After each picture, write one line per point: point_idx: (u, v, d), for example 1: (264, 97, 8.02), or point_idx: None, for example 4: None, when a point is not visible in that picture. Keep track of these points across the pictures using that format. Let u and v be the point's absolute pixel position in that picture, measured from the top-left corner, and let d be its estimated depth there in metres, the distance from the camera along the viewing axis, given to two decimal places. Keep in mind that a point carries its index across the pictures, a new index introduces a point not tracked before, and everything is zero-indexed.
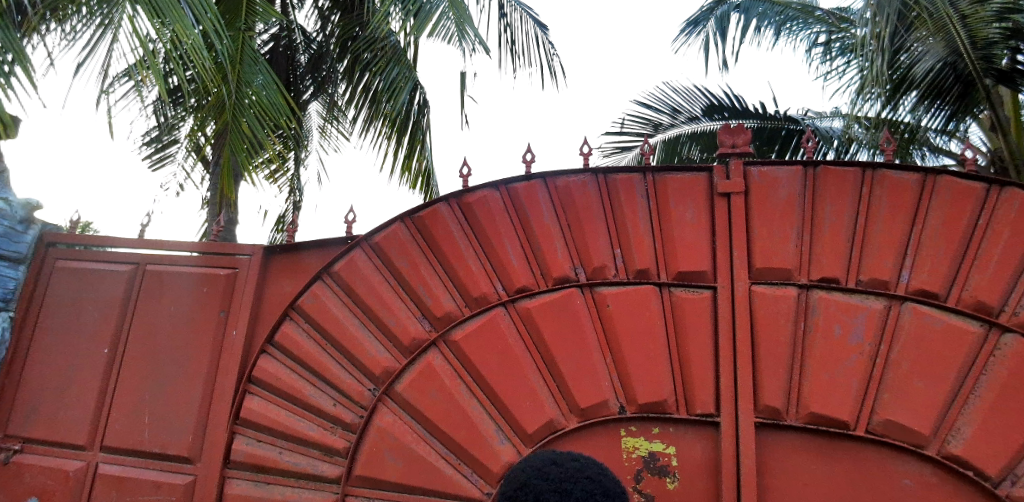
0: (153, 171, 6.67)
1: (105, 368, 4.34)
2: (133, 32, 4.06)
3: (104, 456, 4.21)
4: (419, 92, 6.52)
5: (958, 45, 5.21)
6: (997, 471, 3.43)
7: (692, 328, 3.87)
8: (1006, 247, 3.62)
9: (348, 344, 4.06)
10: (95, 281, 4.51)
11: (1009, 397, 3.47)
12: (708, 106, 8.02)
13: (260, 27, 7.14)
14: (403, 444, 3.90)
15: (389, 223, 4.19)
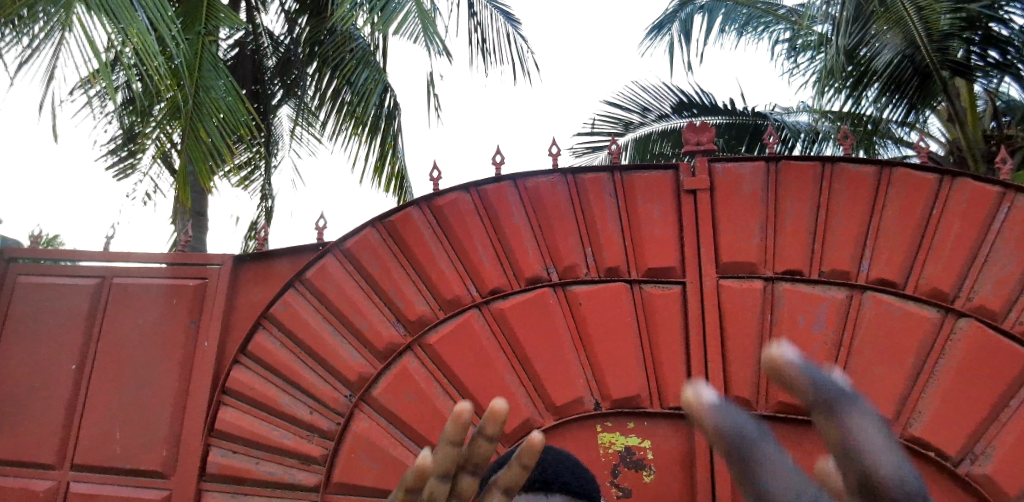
0: (118, 181, 6.63)
1: (73, 384, 4.29)
2: (87, 39, 4.02)
3: (74, 474, 4.16)
4: (390, 94, 6.52)
5: (915, 36, 5.35)
6: (956, 452, 3.54)
7: (661, 323, 3.93)
8: (958, 235, 3.74)
9: (321, 351, 4.06)
10: (60, 296, 4.45)
11: (966, 380, 3.59)
12: (678, 103, 8.18)
13: (226, 32, 7.11)
14: (379, 448, 3.91)
15: (360, 228, 4.19)
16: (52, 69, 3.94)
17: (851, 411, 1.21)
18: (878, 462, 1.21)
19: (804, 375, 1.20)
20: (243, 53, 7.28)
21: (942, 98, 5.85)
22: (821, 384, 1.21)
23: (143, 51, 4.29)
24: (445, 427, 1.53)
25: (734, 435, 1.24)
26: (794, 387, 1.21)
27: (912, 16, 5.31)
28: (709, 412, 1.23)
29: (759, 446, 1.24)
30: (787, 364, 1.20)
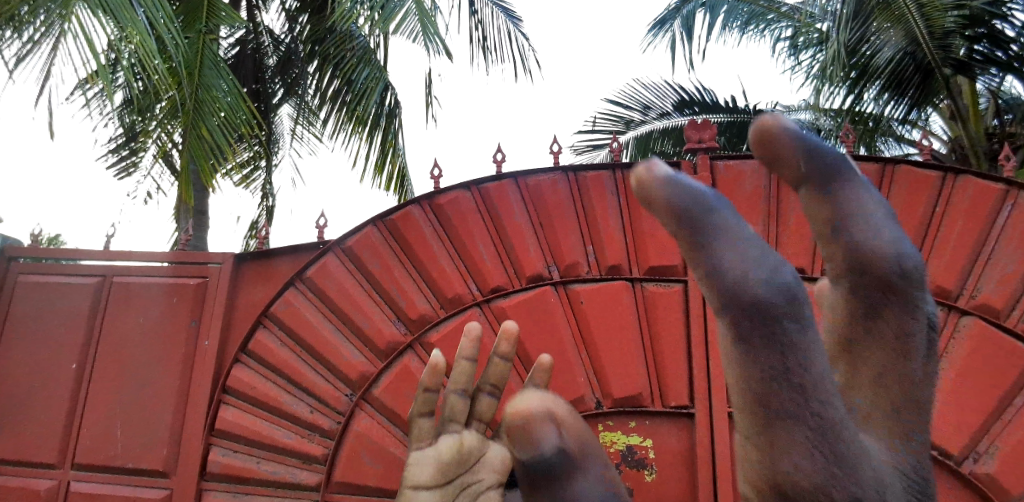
0: (119, 180, 6.62)
1: (74, 384, 4.28)
2: (86, 39, 4.02)
3: (75, 473, 4.15)
4: (391, 92, 6.50)
5: (917, 34, 5.34)
6: (959, 450, 3.53)
7: (663, 321, 3.92)
8: (961, 233, 3.73)
9: (322, 349, 4.05)
10: (61, 295, 4.44)
11: (969, 378, 3.58)
12: (679, 101, 8.19)
13: (227, 31, 7.11)
14: (380, 447, 3.90)
15: (360, 227, 4.19)
16: (51, 68, 3.94)
17: (843, 181, 1.41)
18: (876, 228, 1.40)
19: (800, 140, 1.39)
20: (243, 52, 7.29)
21: (944, 96, 5.83)
22: (813, 153, 1.39)
23: (143, 50, 4.29)
24: (462, 344, 2.10)
25: (691, 206, 1.34)
26: (789, 155, 1.40)
27: (913, 13, 5.30)
28: (673, 186, 1.34)
29: (718, 215, 1.34)
30: (786, 129, 1.39)
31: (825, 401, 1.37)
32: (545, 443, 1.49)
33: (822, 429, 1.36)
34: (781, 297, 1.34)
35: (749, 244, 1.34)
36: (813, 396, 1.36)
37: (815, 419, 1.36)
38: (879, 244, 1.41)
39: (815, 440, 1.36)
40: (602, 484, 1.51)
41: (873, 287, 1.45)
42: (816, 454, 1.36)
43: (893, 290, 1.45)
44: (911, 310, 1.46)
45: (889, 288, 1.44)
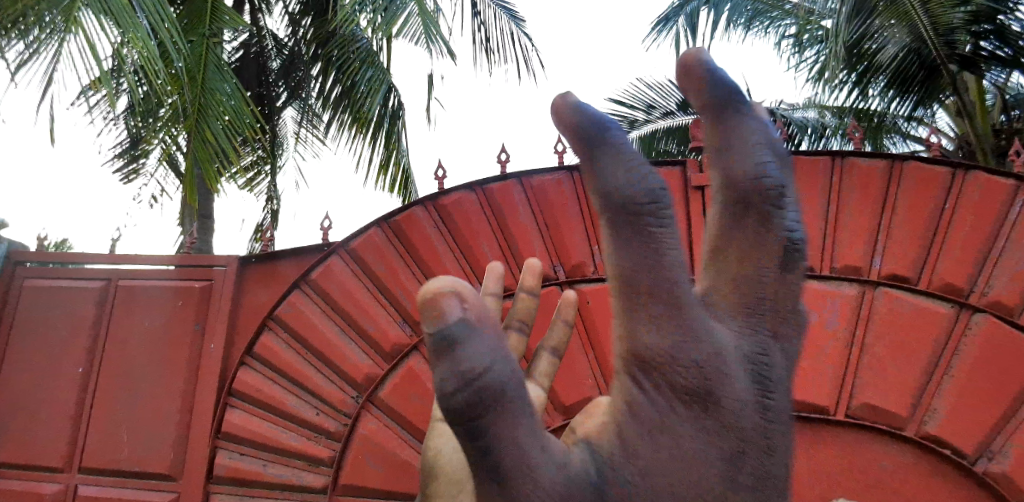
0: (124, 184, 6.62)
1: (80, 388, 4.28)
2: (88, 45, 4.02)
3: (81, 477, 4.15)
4: (394, 94, 6.49)
5: (922, 32, 5.28)
6: (972, 449, 3.50)
7: None
8: (972, 230, 3.69)
9: (328, 351, 4.04)
10: (66, 299, 4.44)
11: (981, 376, 3.54)
12: (682, 101, 8.07)
13: (230, 35, 7.12)
14: (387, 450, 3.88)
15: (365, 228, 4.17)
16: (52, 73, 3.93)
17: (742, 112, 1.69)
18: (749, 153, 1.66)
19: (709, 70, 1.69)
20: (247, 56, 7.32)
21: (951, 93, 5.79)
22: (716, 84, 1.68)
23: (146, 55, 4.28)
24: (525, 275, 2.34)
25: (593, 125, 1.63)
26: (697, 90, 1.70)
27: (917, 10, 5.22)
28: (577, 110, 1.63)
29: (608, 133, 1.63)
30: (701, 59, 1.70)
31: (677, 283, 1.62)
32: (449, 315, 1.50)
33: (670, 306, 1.62)
34: (644, 198, 1.60)
35: (628, 154, 1.62)
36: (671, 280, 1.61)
37: (667, 298, 1.62)
38: (760, 163, 1.65)
39: (662, 315, 1.62)
40: (490, 348, 1.51)
41: (753, 199, 1.65)
42: (665, 328, 1.63)
43: (762, 199, 1.65)
44: (771, 222, 1.66)
45: (767, 197, 1.64)
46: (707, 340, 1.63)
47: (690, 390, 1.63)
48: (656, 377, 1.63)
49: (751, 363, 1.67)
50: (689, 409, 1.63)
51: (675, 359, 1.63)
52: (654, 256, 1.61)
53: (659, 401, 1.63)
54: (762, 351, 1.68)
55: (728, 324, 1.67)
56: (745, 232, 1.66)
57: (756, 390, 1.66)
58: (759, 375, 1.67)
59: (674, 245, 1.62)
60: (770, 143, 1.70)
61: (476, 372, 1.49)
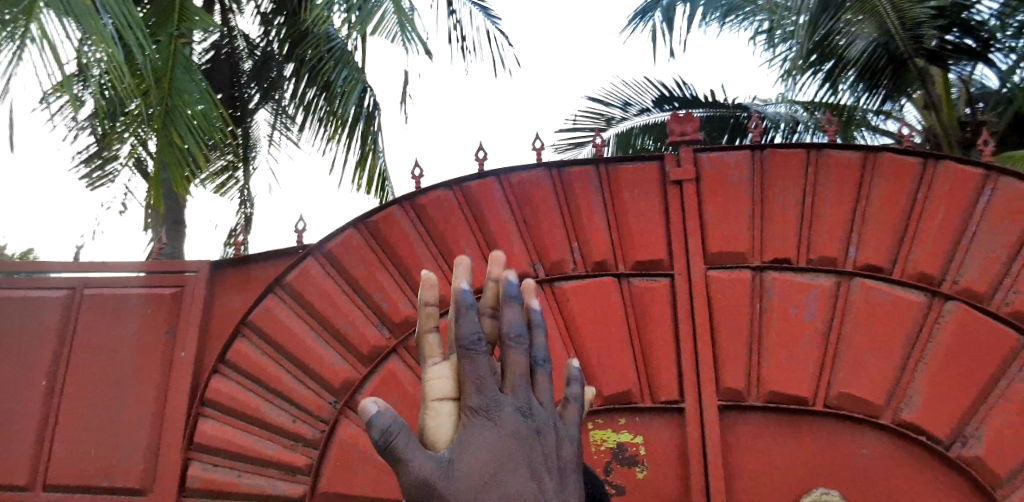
0: (91, 190, 6.47)
1: (46, 401, 4.15)
2: (50, 47, 3.89)
3: (48, 494, 4.02)
4: (368, 94, 6.40)
5: (889, 26, 5.34)
6: (947, 435, 3.52)
7: (650, 316, 3.88)
8: (943, 219, 3.72)
9: (304, 356, 3.96)
10: (30, 309, 4.31)
11: (955, 363, 3.57)
12: (659, 97, 8.19)
13: (200, 35, 6.98)
14: (366, 455, 3.81)
15: (341, 230, 4.10)
16: (12, 76, 3.81)
17: (519, 298, 1.64)
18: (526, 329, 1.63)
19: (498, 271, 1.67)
20: (218, 57, 7.13)
21: (918, 87, 5.85)
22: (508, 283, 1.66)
23: (110, 57, 4.16)
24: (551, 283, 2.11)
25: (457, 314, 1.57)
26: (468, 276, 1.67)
27: (885, 6, 5.30)
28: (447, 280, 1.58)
29: (467, 306, 1.57)
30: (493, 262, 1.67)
31: (483, 368, 1.56)
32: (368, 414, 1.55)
33: (475, 383, 1.56)
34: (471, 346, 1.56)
35: (476, 324, 1.58)
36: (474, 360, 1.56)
37: (472, 379, 1.56)
38: (518, 328, 1.61)
39: (474, 394, 1.55)
40: (389, 419, 1.54)
41: (507, 347, 1.60)
42: (473, 404, 1.56)
43: (515, 342, 1.61)
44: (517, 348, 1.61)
45: (516, 349, 1.60)
46: (507, 412, 1.57)
47: (492, 463, 1.54)
48: (459, 456, 1.53)
49: (546, 438, 1.61)
50: (496, 485, 1.53)
51: (478, 431, 1.55)
52: (466, 357, 1.56)
53: (466, 478, 1.51)
54: (552, 425, 1.64)
55: (520, 399, 1.60)
56: (507, 361, 1.60)
57: (551, 461, 1.60)
58: (552, 449, 1.61)
59: (477, 359, 1.56)
60: (531, 317, 1.69)
61: (386, 436, 1.52)
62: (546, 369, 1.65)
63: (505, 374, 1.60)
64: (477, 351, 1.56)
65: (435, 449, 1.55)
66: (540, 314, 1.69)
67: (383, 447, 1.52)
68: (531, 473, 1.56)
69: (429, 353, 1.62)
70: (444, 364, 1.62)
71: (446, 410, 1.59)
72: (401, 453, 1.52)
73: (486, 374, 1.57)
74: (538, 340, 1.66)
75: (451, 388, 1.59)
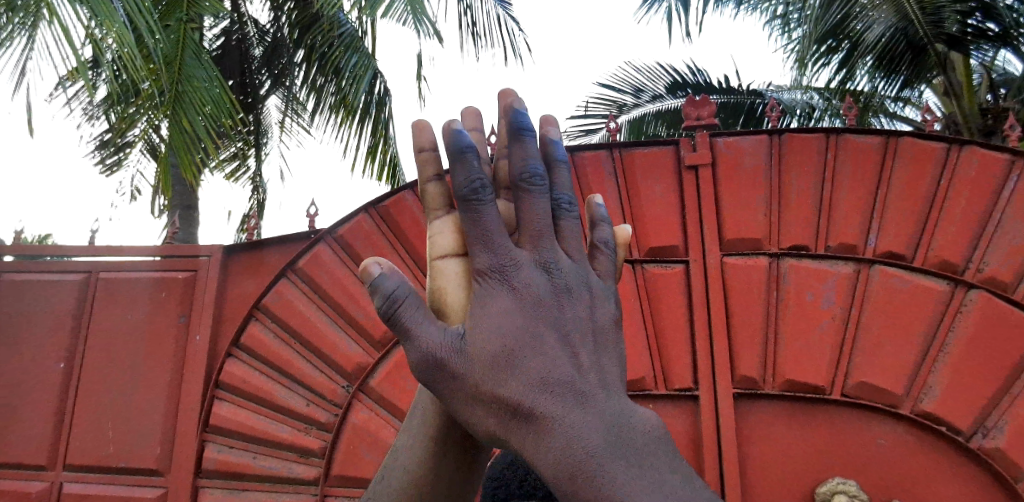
0: (105, 175, 6.50)
1: (63, 384, 4.19)
2: (61, 30, 3.88)
3: (66, 474, 4.07)
4: (380, 80, 6.37)
5: (908, 11, 5.23)
6: (968, 425, 3.48)
7: (664, 303, 3.85)
8: (966, 205, 3.65)
9: (317, 340, 3.96)
10: (45, 293, 4.34)
11: (976, 353, 3.52)
12: (672, 83, 8.08)
13: (210, 21, 6.97)
14: (380, 440, 3.80)
15: (353, 215, 4.09)
16: (24, 60, 3.81)
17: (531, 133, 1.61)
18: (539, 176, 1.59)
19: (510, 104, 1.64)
20: (229, 43, 7.14)
21: (938, 73, 5.75)
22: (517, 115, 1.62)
23: (121, 41, 4.14)
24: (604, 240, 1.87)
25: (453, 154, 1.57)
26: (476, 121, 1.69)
27: None
28: (445, 124, 1.59)
29: (467, 151, 1.57)
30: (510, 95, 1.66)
31: (488, 222, 1.55)
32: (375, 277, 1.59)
33: (484, 243, 1.55)
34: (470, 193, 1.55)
35: (478, 169, 1.57)
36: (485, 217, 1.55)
37: (477, 237, 1.55)
38: (532, 167, 1.59)
39: (484, 254, 1.55)
40: (399, 283, 1.58)
41: (523, 190, 1.58)
42: (483, 265, 1.55)
43: (530, 184, 1.59)
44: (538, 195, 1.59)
45: (534, 193, 1.58)
46: (525, 271, 1.56)
47: (517, 333, 1.52)
48: (474, 324, 1.53)
49: (573, 297, 1.58)
50: (519, 356, 1.51)
51: (495, 297, 1.54)
52: (468, 208, 1.55)
53: (484, 347, 1.51)
54: (582, 283, 1.60)
55: (540, 254, 1.58)
56: (523, 207, 1.58)
57: (584, 325, 1.57)
58: (584, 313, 1.58)
59: (484, 206, 1.55)
60: (549, 153, 1.67)
61: (391, 302, 1.56)
62: (571, 213, 1.63)
63: (521, 228, 1.59)
64: (482, 199, 1.55)
65: (449, 322, 1.57)
66: (558, 148, 1.67)
67: (390, 316, 1.55)
68: (560, 342, 1.54)
69: (432, 207, 1.64)
70: (448, 218, 1.64)
71: (452, 267, 1.60)
72: (407, 322, 1.55)
73: (495, 230, 1.56)
74: (559, 179, 1.64)
75: (452, 243, 1.61)
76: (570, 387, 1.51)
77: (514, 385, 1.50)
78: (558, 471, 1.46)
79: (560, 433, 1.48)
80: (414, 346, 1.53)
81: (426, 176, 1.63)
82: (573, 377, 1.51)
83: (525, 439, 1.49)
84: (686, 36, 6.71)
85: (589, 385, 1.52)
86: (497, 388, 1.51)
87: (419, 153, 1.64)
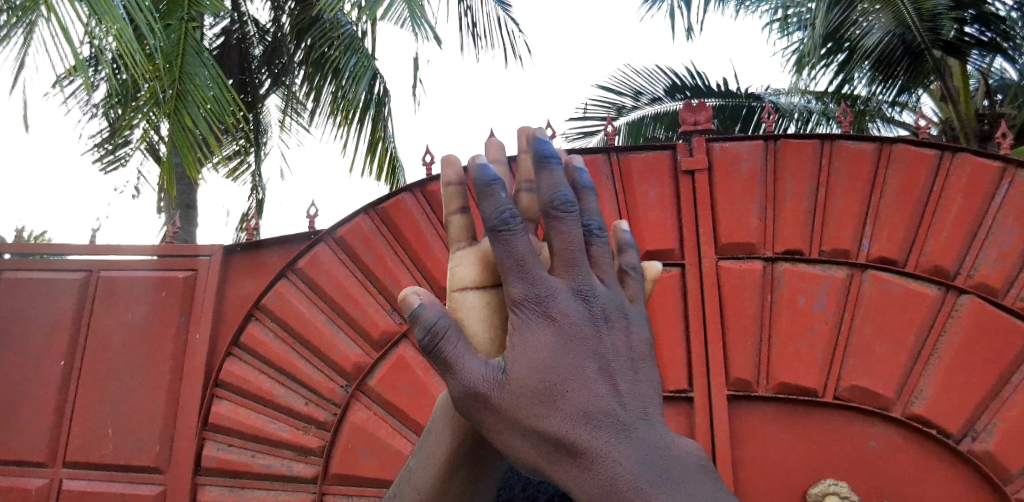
0: (105, 173, 6.54)
1: (63, 381, 4.22)
2: (61, 28, 3.92)
3: (66, 471, 4.10)
4: (379, 80, 6.41)
5: (906, 16, 5.31)
6: (959, 428, 3.52)
7: (660, 305, 3.89)
8: (959, 212, 3.70)
9: (316, 341, 4.00)
10: (46, 291, 4.37)
11: (967, 357, 3.57)
12: (670, 86, 8.13)
13: (211, 20, 7.03)
14: (376, 439, 3.83)
15: (353, 216, 4.13)
16: (23, 57, 3.84)
17: (556, 161, 1.59)
18: (569, 203, 1.56)
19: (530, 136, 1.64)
20: (229, 42, 7.21)
21: (934, 78, 5.78)
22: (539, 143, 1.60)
23: (120, 38, 4.17)
24: None
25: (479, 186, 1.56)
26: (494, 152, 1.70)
27: None
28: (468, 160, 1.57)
29: (494, 184, 1.56)
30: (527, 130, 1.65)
31: (518, 250, 1.53)
32: (416, 310, 1.58)
33: (520, 272, 1.53)
34: (501, 223, 1.53)
35: (505, 201, 1.55)
36: (514, 247, 1.53)
37: (510, 266, 1.53)
38: (562, 195, 1.56)
39: (517, 285, 1.53)
40: (440, 313, 1.56)
41: (552, 217, 1.55)
42: (519, 296, 1.53)
43: (561, 212, 1.56)
44: (569, 223, 1.55)
45: (565, 219, 1.55)
46: (562, 301, 1.53)
47: (554, 366, 1.50)
48: (511, 358, 1.51)
49: (610, 326, 1.55)
50: (560, 390, 1.49)
51: (533, 328, 1.52)
52: (499, 239, 1.53)
53: (524, 381, 1.49)
54: (619, 309, 1.57)
55: (575, 282, 1.56)
56: (555, 236, 1.56)
57: (622, 352, 1.54)
58: (623, 339, 1.55)
59: (513, 236, 1.53)
60: (577, 180, 1.63)
61: (433, 334, 1.54)
62: (602, 238, 1.61)
63: (554, 255, 1.57)
64: (512, 228, 1.53)
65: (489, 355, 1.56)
66: (586, 174, 1.64)
67: (432, 348, 1.54)
68: (600, 374, 1.51)
69: (453, 239, 1.64)
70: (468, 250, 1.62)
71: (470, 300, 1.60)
72: (448, 355, 1.53)
73: (529, 259, 1.54)
74: (588, 204, 1.61)
75: (473, 277, 1.60)
76: (612, 420, 1.49)
77: (554, 420, 1.48)
78: None
79: (603, 467, 1.46)
80: (458, 381, 1.52)
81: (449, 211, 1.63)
82: (615, 410, 1.49)
83: (566, 472, 1.49)
84: (687, 33, 6.77)
85: (631, 417, 1.50)
86: (537, 422, 1.49)
87: (445, 187, 1.65)
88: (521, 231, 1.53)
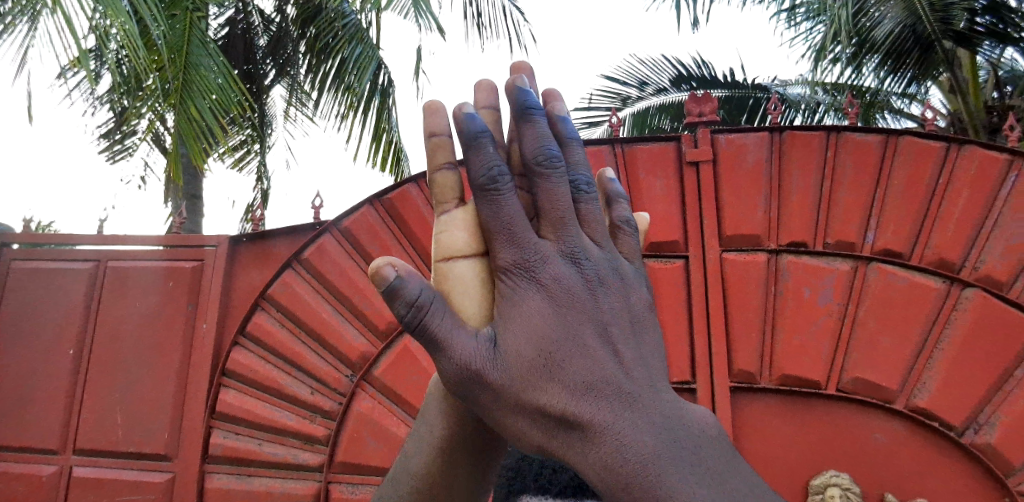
0: (112, 164, 6.57)
1: (73, 370, 4.26)
2: (66, 20, 3.93)
3: (76, 458, 4.15)
4: (384, 71, 6.41)
5: (918, 7, 5.29)
6: (962, 421, 3.53)
7: (664, 297, 3.90)
8: (965, 204, 3.70)
9: (321, 330, 4.02)
10: (56, 280, 4.41)
11: (971, 350, 3.57)
12: (676, 77, 8.09)
13: (216, 11, 7.03)
14: (382, 428, 3.87)
15: (358, 207, 4.14)
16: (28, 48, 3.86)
17: (540, 113, 1.62)
18: (554, 156, 1.59)
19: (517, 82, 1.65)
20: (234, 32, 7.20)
21: (943, 70, 5.73)
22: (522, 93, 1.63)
23: (125, 30, 4.18)
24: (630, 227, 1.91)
25: (466, 139, 1.59)
26: (487, 99, 1.70)
27: None
28: (456, 109, 1.60)
29: (482, 136, 1.59)
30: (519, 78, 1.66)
31: (506, 212, 1.55)
32: (397, 285, 1.54)
33: (508, 238, 1.55)
34: (490, 181, 1.56)
35: (494, 156, 1.58)
36: (503, 206, 1.55)
37: (500, 231, 1.55)
38: (547, 149, 1.59)
39: (506, 250, 1.55)
40: (423, 287, 1.54)
41: (539, 175, 1.58)
42: (508, 263, 1.55)
43: (546, 168, 1.58)
44: (555, 179, 1.58)
45: (551, 176, 1.58)
46: (553, 266, 1.55)
47: (551, 334, 1.51)
48: (505, 328, 1.53)
49: (604, 289, 1.56)
50: (559, 360, 1.50)
51: (526, 298, 1.53)
52: (487, 198, 1.55)
53: (521, 355, 1.50)
54: (613, 270, 1.59)
55: (565, 245, 1.57)
56: (544, 194, 1.57)
57: (620, 315, 1.56)
58: (619, 303, 1.57)
59: (503, 196, 1.56)
60: (562, 130, 1.66)
61: (416, 311, 1.53)
62: (590, 195, 1.62)
63: (543, 219, 1.58)
64: (500, 187, 1.56)
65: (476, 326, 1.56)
66: (569, 124, 1.67)
67: (418, 324, 1.52)
68: (599, 340, 1.53)
69: (442, 200, 1.64)
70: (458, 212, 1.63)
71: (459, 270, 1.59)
72: (436, 330, 1.53)
73: (517, 221, 1.56)
74: (575, 158, 1.64)
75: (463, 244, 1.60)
76: (614, 388, 1.49)
77: (556, 392, 1.49)
78: (609, 480, 1.45)
79: (611, 440, 1.46)
80: (448, 356, 1.52)
81: (437, 165, 1.62)
82: (617, 378, 1.50)
83: (574, 449, 1.49)
84: (694, 25, 6.75)
85: (636, 385, 1.50)
86: (539, 399, 1.50)
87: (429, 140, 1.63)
88: (511, 191, 1.56)
